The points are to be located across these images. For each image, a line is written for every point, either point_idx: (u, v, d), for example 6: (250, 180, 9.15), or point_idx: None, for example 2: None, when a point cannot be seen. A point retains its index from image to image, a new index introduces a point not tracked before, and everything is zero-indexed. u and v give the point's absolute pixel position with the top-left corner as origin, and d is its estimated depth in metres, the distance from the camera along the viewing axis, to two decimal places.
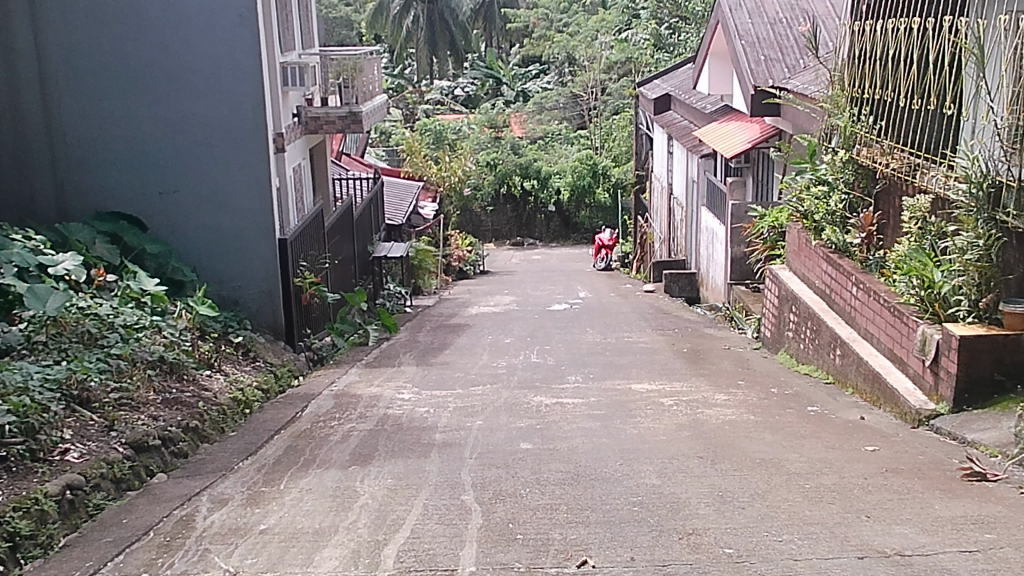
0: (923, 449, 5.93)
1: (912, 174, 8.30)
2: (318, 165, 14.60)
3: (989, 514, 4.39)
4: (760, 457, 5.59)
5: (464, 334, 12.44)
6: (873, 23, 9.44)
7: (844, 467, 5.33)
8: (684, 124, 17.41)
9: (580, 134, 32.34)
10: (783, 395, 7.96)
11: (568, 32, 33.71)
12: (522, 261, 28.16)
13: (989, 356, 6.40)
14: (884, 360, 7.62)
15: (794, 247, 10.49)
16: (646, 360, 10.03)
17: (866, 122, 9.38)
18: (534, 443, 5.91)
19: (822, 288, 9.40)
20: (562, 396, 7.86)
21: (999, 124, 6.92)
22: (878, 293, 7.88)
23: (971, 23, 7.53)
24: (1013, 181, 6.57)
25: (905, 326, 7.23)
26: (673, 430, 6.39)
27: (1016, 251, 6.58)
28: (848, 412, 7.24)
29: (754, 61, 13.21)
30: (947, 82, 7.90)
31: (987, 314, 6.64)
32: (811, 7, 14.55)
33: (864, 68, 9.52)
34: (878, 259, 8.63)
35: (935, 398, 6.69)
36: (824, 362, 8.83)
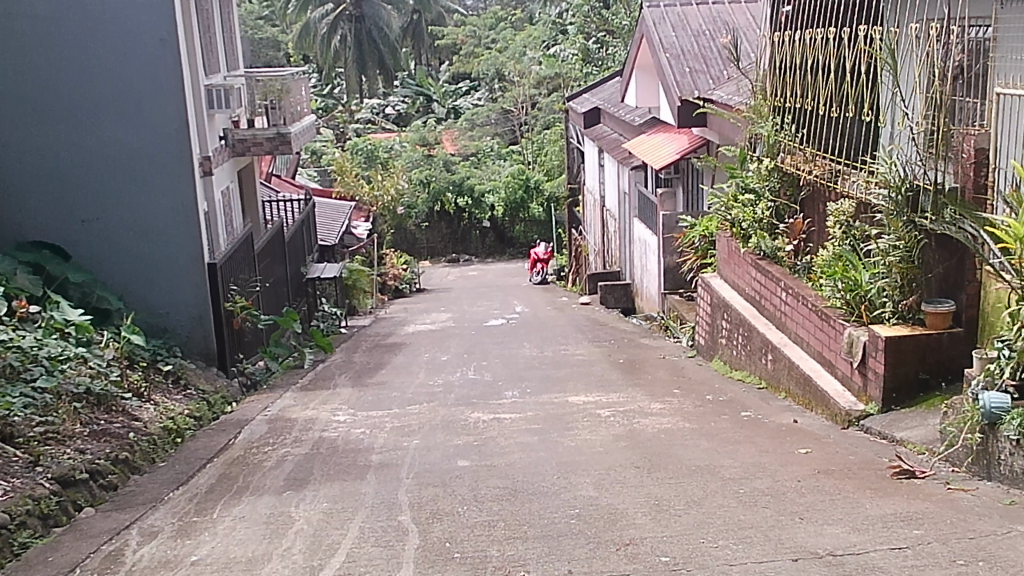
0: (853, 450, 6.05)
1: (834, 179, 8.48)
2: (248, 187, 14.45)
3: (917, 511, 4.50)
4: (695, 464, 5.65)
5: (400, 353, 12.36)
6: (792, 33, 9.64)
7: (777, 471, 5.41)
8: (614, 137, 17.60)
9: (512, 150, 32.42)
10: (718, 402, 8.06)
11: (496, 48, 33.91)
12: (459, 277, 28.10)
13: (914, 356, 6.55)
14: (814, 363, 7.76)
15: (724, 254, 10.64)
16: (582, 373, 10.08)
17: (788, 130, 9.58)
18: (472, 460, 5.90)
19: (752, 295, 9.55)
20: (499, 411, 7.85)
21: (914, 129, 7.10)
22: (806, 297, 8.02)
23: (883, 32, 7.72)
24: (930, 185, 6.71)
25: (832, 328, 7.38)
26: (610, 441, 6.43)
27: (939, 253, 6.74)
28: (781, 416, 7.36)
29: (679, 73, 13.43)
30: (864, 90, 8.10)
31: (911, 314, 6.80)
32: (733, 18, 14.72)
33: (785, 77, 9.72)
34: (805, 264, 8.79)
35: (864, 399, 6.82)
36: (756, 367, 8.96)
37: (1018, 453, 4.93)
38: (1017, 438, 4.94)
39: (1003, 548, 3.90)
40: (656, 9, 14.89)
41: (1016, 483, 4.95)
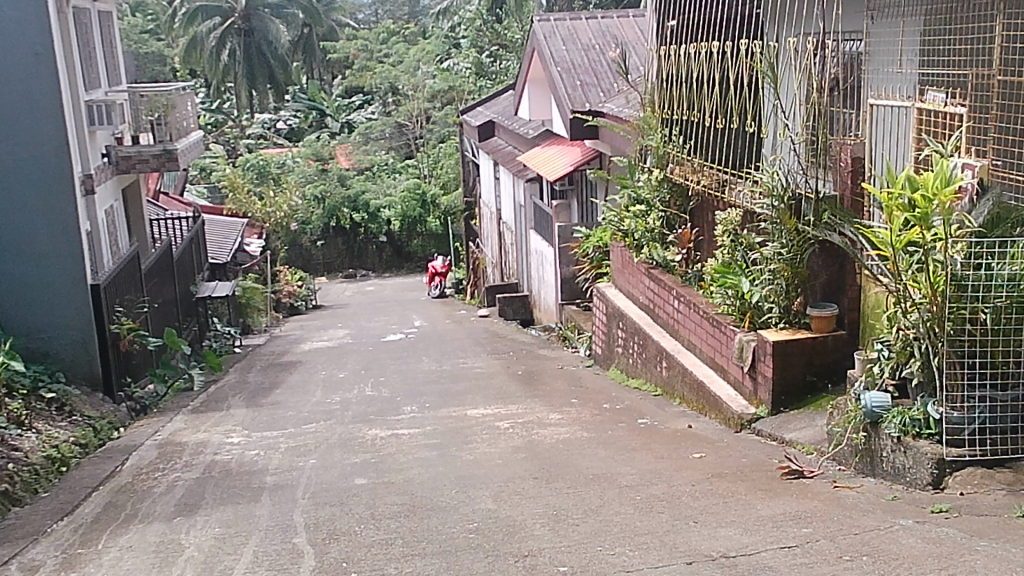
0: (745, 452, 6.20)
1: (721, 189, 8.70)
2: (134, 206, 14.07)
3: (806, 510, 4.63)
4: (592, 472, 5.70)
5: (295, 372, 12.15)
6: (677, 47, 9.84)
7: (672, 476, 5.50)
8: (508, 150, 17.72)
9: (408, 164, 32.09)
10: (615, 410, 8.16)
11: (389, 62, 33.80)
12: (356, 293, 27.82)
13: (800, 359, 6.76)
14: (707, 369, 7.93)
15: (618, 264, 10.79)
16: (481, 385, 10.08)
17: (676, 142, 9.79)
18: (370, 478, 5.84)
19: (646, 303, 9.72)
20: (397, 427, 7.79)
21: (795, 139, 7.35)
22: (698, 304, 8.19)
23: (764, 46, 7.96)
24: (810, 193, 6.96)
25: (723, 334, 7.55)
26: (509, 453, 6.44)
27: (821, 258, 6.99)
28: (676, 422, 7.49)
29: (570, 86, 13.62)
30: (747, 101, 8.32)
31: (797, 319, 7.02)
32: (622, 32, 14.94)
33: (672, 90, 9.94)
34: (696, 272, 8.99)
35: (754, 403, 7.00)
36: (651, 374, 9.10)
37: (899, 450, 5.14)
38: (897, 436, 5.15)
39: (886, 542, 4.05)
40: (545, 22, 15.06)
41: (899, 479, 5.14)
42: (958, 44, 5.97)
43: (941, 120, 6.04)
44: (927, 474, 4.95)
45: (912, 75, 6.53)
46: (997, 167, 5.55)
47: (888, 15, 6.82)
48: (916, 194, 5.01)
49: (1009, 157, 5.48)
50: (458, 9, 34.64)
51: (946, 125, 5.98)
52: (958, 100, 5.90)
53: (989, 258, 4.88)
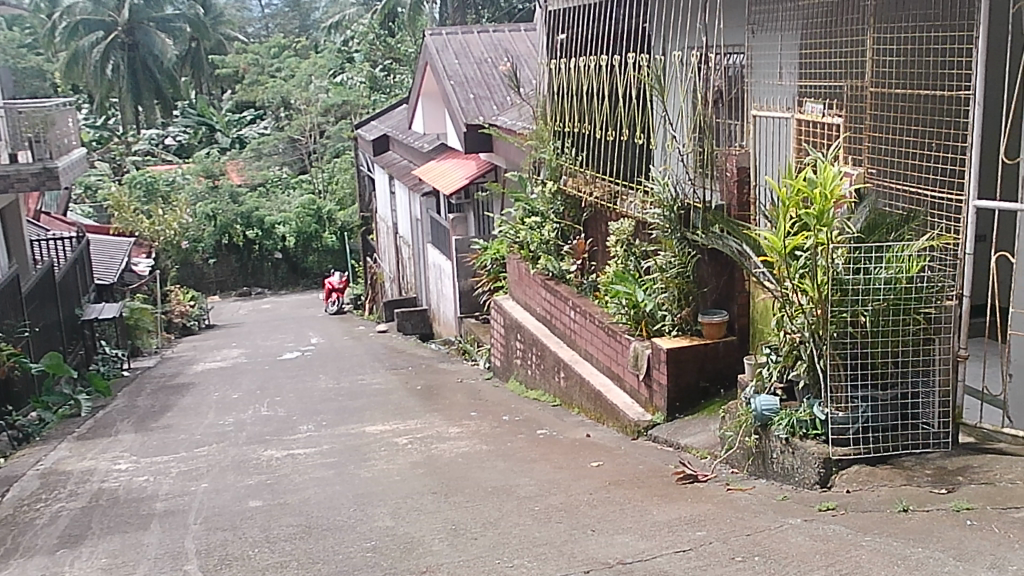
0: (642, 459, 6.29)
1: (613, 200, 8.85)
2: (12, 226, 13.54)
3: (701, 513, 4.72)
4: (491, 486, 5.69)
5: (188, 394, 11.83)
6: (568, 62, 9.93)
7: (571, 485, 5.55)
8: (403, 164, 17.68)
9: (302, 179, 31.39)
10: (514, 421, 8.19)
11: (280, 76, 33.34)
12: (252, 312, 27.30)
13: (694, 365, 6.90)
14: (604, 378, 8.02)
15: (514, 276, 10.84)
16: (380, 402, 9.99)
17: (568, 154, 9.92)
18: (264, 500, 5.72)
19: (543, 314, 9.79)
20: (293, 446, 7.66)
21: (683, 150, 7.52)
22: (593, 315, 8.27)
23: (651, 59, 8.09)
24: (700, 203, 7.12)
25: (618, 343, 7.64)
26: (407, 469, 6.40)
27: (710, 265, 7.16)
28: (575, 432, 7.55)
29: (463, 100, 13.67)
30: (636, 114, 8.49)
31: (689, 326, 7.17)
32: (513, 45, 15.09)
33: (564, 103, 10.04)
34: (591, 282, 9.11)
35: (651, 409, 7.09)
36: (550, 385, 9.15)
37: (788, 451, 5.28)
38: (786, 438, 5.29)
39: (776, 541, 4.15)
40: (437, 36, 15.09)
41: (788, 479, 5.28)
42: (832, 57, 6.20)
43: (818, 130, 6.36)
44: (815, 473, 5.09)
45: (791, 87, 6.75)
46: (873, 175, 5.79)
47: (767, 30, 7.01)
48: (815, 193, 5.15)
49: (885, 165, 5.73)
50: (350, 23, 34.28)
51: (825, 135, 6.25)
52: (835, 111, 6.14)
53: (867, 262, 5.08)
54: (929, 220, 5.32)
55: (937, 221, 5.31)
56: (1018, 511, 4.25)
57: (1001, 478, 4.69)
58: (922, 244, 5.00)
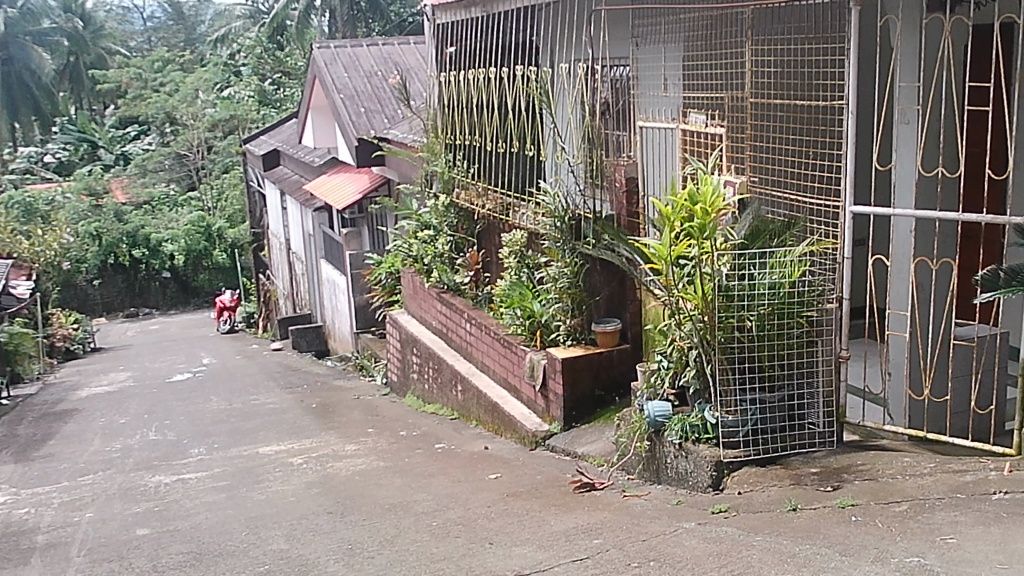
0: (540, 469, 6.32)
1: (505, 213, 8.89)
2: None
3: (597, 521, 4.75)
4: (388, 503, 5.63)
5: (72, 421, 11.38)
6: (457, 75, 9.92)
7: (469, 499, 5.52)
8: (295, 179, 17.42)
9: (190, 197, 30.51)
10: (411, 437, 8.12)
11: (165, 91, 32.45)
12: (140, 333, 26.49)
13: (589, 374, 6.97)
14: (501, 390, 8.02)
15: (409, 290, 10.77)
16: (274, 421, 9.78)
17: (461, 167, 9.93)
18: (152, 527, 5.54)
19: (438, 328, 9.76)
20: (183, 471, 7.44)
21: (572, 163, 7.61)
22: (489, 326, 8.27)
23: (539, 72, 8.14)
24: (590, 214, 7.21)
25: (514, 354, 7.65)
26: (303, 489, 6.28)
27: (601, 275, 7.26)
28: (472, 445, 7.53)
29: (354, 113, 13.56)
30: (526, 126, 8.54)
31: (583, 335, 7.24)
32: (403, 59, 15.06)
33: (454, 116, 10.04)
34: (486, 294, 9.12)
35: (548, 419, 7.12)
36: (447, 399, 9.11)
37: (681, 456, 5.37)
38: (679, 443, 5.39)
39: (671, 545, 4.21)
40: (326, 49, 14.93)
41: (682, 483, 5.37)
42: (714, 69, 6.36)
43: (703, 141, 6.50)
44: (708, 476, 5.19)
45: (676, 98, 6.91)
46: (755, 183, 5.95)
47: (650, 41, 7.17)
48: (696, 208, 5.31)
49: (767, 174, 5.89)
50: (237, 37, 33.66)
51: (709, 145, 6.41)
52: (717, 122, 6.31)
53: (751, 269, 5.22)
54: (809, 226, 5.50)
55: (816, 226, 5.50)
56: (899, 504, 4.41)
57: (883, 473, 4.86)
58: (804, 249, 5.18)
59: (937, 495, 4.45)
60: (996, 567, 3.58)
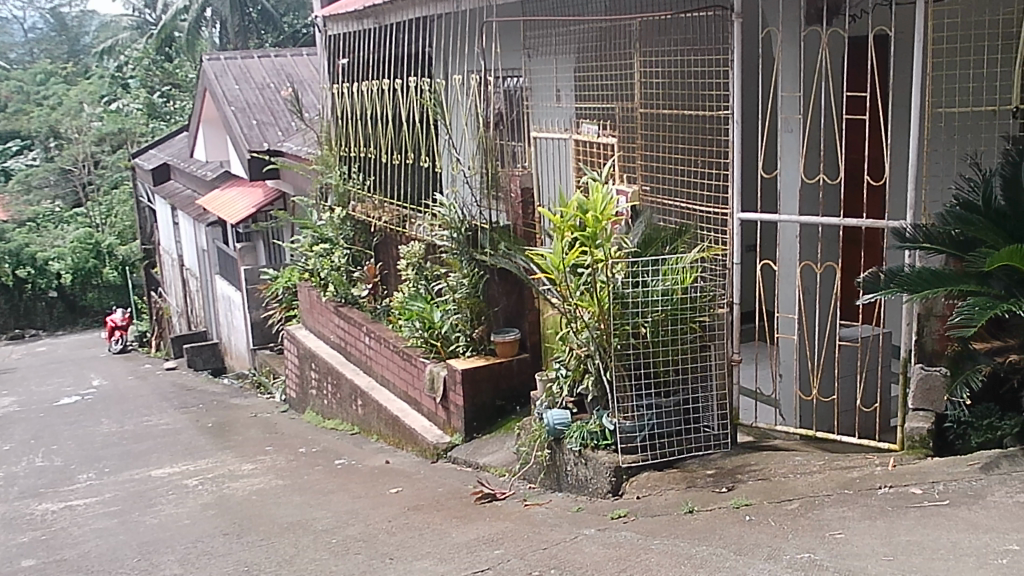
0: (441, 482, 6.29)
1: (402, 225, 8.84)
2: None
3: (498, 532, 4.76)
4: (287, 521, 5.53)
5: None
6: (349, 86, 9.84)
7: (369, 515, 5.47)
8: (187, 194, 17.03)
9: (77, 213, 29.55)
10: (311, 454, 8.00)
11: (48, 104, 31.40)
12: (25, 356, 25.48)
13: (488, 384, 6.98)
14: (402, 403, 7.95)
15: (306, 305, 10.61)
16: (167, 443, 9.52)
17: (355, 179, 9.86)
18: (38, 558, 5.32)
19: (337, 342, 9.64)
20: (71, 498, 7.17)
21: (468, 174, 7.61)
22: (388, 339, 8.20)
23: (432, 83, 8.14)
24: (486, 224, 7.21)
25: (414, 367, 7.61)
26: (198, 511, 6.13)
27: (500, 286, 7.28)
28: (373, 460, 7.45)
29: (246, 126, 13.35)
30: (420, 138, 8.50)
31: (483, 346, 7.26)
32: (296, 70, 14.88)
33: (347, 129, 9.97)
34: (384, 307, 9.04)
35: (449, 431, 7.10)
36: (347, 414, 9.00)
37: (581, 463, 5.43)
38: (579, 450, 5.44)
39: (571, 552, 4.24)
40: (216, 61, 14.57)
41: (582, 490, 5.42)
42: (605, 80, 6.42)
43: (595, 150, 6.56)
44: (607, 482, 5.25)
45: (568, 109, 6.94)
46: (647, 192, 6.02)
47: (542, 53, 7.31)
48: (587, 216, 5.37)
49: (658, 182, 5.99)
50: (123, 49, 32.80)
51: (601, 155, 6.46)
52: (609, 132, 6.38)
53: (644, 276, 5.27)
54: (699, 234, 5.61)
55: (706, 233, 5.61)
56: (790, 502, 4.52)
57: (775, 473, 4.99)
58: (694, 256, 5.30)
59: (826, 492, 4.59)
60: (882, 559, 3.69)
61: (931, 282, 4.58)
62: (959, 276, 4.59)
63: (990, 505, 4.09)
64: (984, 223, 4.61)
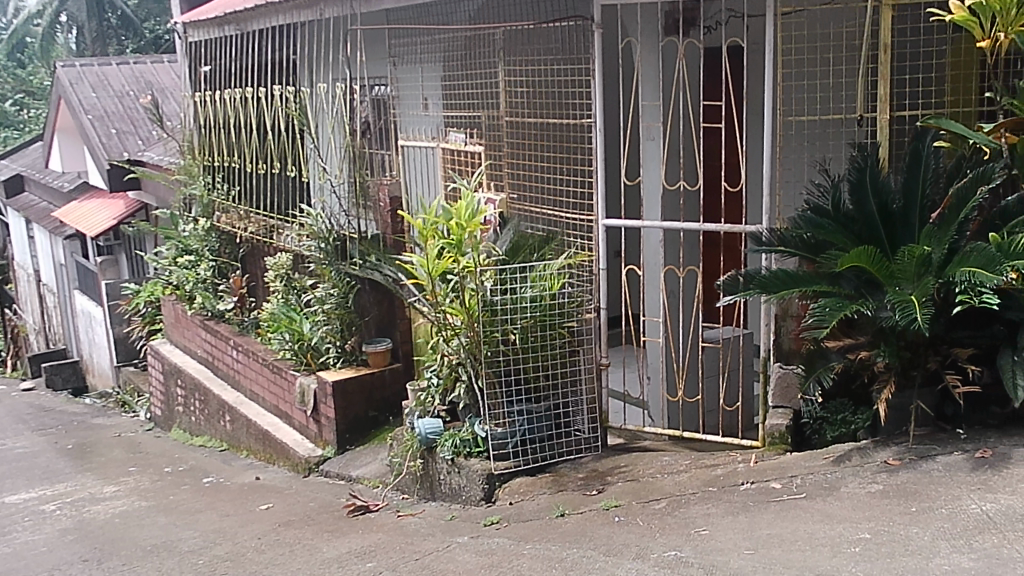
0: (313, 496, 6.19)
1: (269, 235, 8.74)
2: None
3: (371, 544, 4.71)
4: (151, 544, 5.35)
5: None
6: (212, 94, 9.59)
7: (238, 533, 5.34)
8: (42, 206, 16.30)
9: None
10: (177, 473, 7.75)
11: None
12: None
13: (360, 396, 6.91)
14: (272, 417, 7.80)
15: (171, 320, 10.29)
16: (23, 467, 9.07)
17: (220, 189, 9.64)
18: None
19: (204, 357, 9.39)
20: None
21: (336, 183, 7.51)
22: (257, 353, 8.04)
23: (297, 90, 8.02)
24: (356, 233, 7.20)
25: (283, 380, 7.47)
26: (56, 537, 5.87)
27: (371, 295, 7.22)
28: (243, 476, 7.27)
29: (104, 135, 12.87)
30: (286, 147, 8.36)
31: (355, 357, 7.16)
32: (157, 78, 14.46)
33: (211, 138, 9.73)
34: (252, 319, 8.87)
35: (321, 444, 6.99)
36: (216, 430, 8.76)
37: (454, 471, 5.43)
38: (451, 458, 5.44)
39: (444, 561, 4.23)
40: (70, 68, 14.02)
41: (455, 499, 5.43)
42: (471, 88, 6.45)
43: (462, 158, 6.64)
44: (480, 490, 5.29)
45: (435, 116, 6.93)
46: (514, 201, 6.12)
47: (408, 62, 7.19)
48: (450, 223, 5.31)
49: (523, 191, 6.07)
50: None
51: (469, 162, 6.54)
52: (476, 140, 6.46)
53: (513, 283, 5.34)
54: (566, 241, 5.70)
55: (572, 240, 5.70)
56: (657, 502, 4.63)
57: (643, 473, 5.10)
58: (561, 262, 5.34)
59: (691, 490, 4.71)
60: (744, 553, 3.81)
61: (785, 284, 4.77)
62: (810, 277, 4.79)
63: (844, 496, 4.27)
64: (833, 226, 4.81)
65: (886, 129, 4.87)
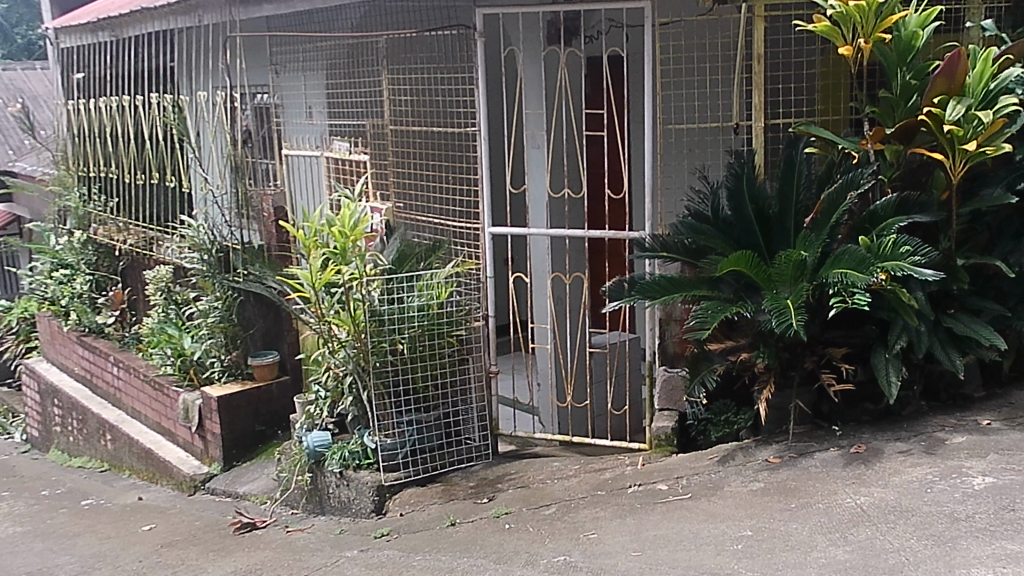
0: (198, 515, 6.02)
1: (149, 247, 8.48)
2: None
3: (258, 561, 4.61)
4: (25, 572, 5.13)
5: None
6: (87, 102, 9.27)
7: (118, 556, 5.16)
8: None
9: None
10: (54, 496, 7.44)
11: None
12: None
13: (247, 410, 6.79)
14: (155, 435, 7.56)
15: (46, 336, 9.87)
16: None
17: (98, 201, 9.33)
18: None
19: (83, 375, 9.04)
20: None
21: (217, 192, 7.31)
22: (138, 369, 7.78)
23: (175, 98, 7.82)
24: (237, 244, 7.01)
25: (166, 397, 7.25)
26: None
27: (255, 307, 7.10)
28: (124, 497, 7.02)
29: None
30: (165, 155, 8.14)
31: (240, 371, 7.04)
32: (28, 85, 13.91)
33: (87, 147, 9.40)
34: (133, 334, 8.59)
35: (207, 461, 6.81)
36: (96, 450, 8.44)
37: (343, 484, 5.36)
38: (340, 471, 5.37)
39: None
40: None
41: (345, 512, 5.36)
42: (355, 97, 6.40)
43: (347, 167, 6.57)
44: (370, 501, 5.22)
45: (320, 125, 6.84)
46: (400, 210, 6.09)
47: (291, 70, 7.10)
48: (334, 231, 5.26)
49: (409, 199, 6.04)
50: None
51: (354, 171, 6.49)
52: (360, 149, 6.41)
53: (400, 292, 5.28)
54: (453, 249, 5.69)
55: (458, 248, 5.70)
56: (547, 508, 4.66)
57: (534, 480, 5.12)
58: (449, 271, 5.33)
59: (580, 495, 4.76)
60: (631, 555, 3.87)
61: (667, 290, 4.85)
62: (691, 283, 4.88)
63: (727, 495, 4.37)
64: (711, 232, 4.93)
65: (761, 138, 4.99)
